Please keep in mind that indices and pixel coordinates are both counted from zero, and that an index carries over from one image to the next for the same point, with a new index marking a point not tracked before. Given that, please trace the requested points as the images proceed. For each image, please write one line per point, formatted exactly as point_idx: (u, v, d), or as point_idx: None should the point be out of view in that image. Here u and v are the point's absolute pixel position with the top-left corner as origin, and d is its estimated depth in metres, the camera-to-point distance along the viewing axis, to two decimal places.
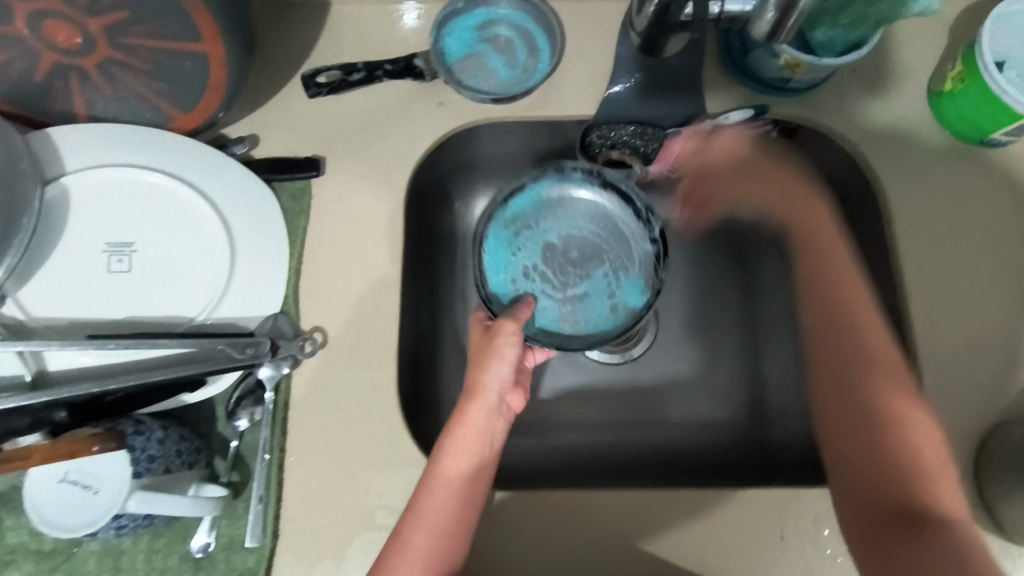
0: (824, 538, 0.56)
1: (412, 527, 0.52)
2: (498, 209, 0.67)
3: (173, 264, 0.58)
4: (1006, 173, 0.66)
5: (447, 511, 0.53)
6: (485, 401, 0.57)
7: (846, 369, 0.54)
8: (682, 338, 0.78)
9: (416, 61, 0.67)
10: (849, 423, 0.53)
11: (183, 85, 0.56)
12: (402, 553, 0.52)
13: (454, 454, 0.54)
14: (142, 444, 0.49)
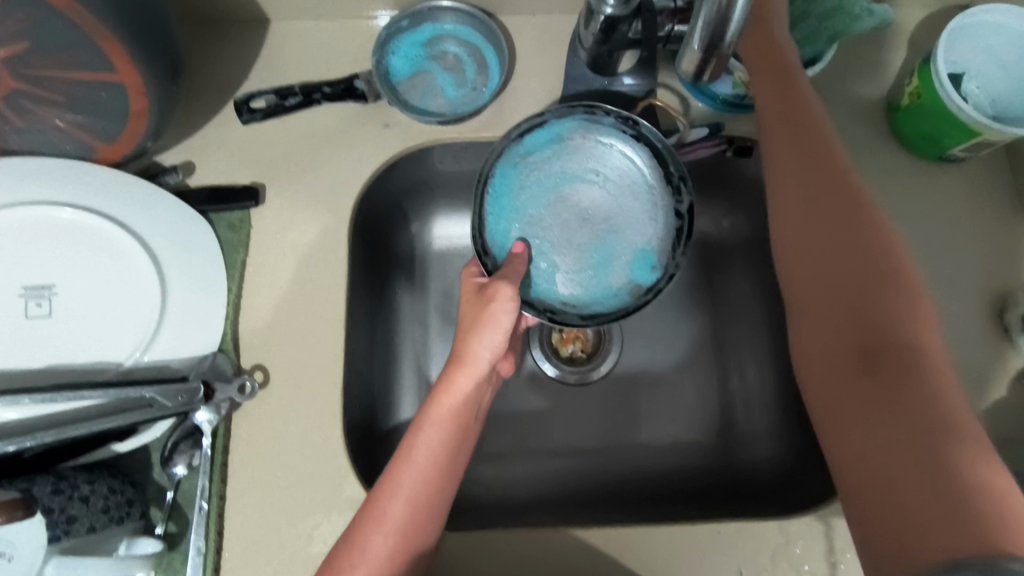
0: (783, 571, 0.55)
1: (371, 530, 0.49)
2: (515, 147, 0.63)
3: (99, 306, 0.55)
4: (967, 186, 0.64)
5: (414, 509, 0.50)
6: (472, 371, 0.55)
7: (833, 331, 0.45)
8: (649, 355, 0.76)
9: (358, 82, 0.64)
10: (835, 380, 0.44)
11: (102, 115, 0.53)
12: (358, 552, 0.48)
13: (431, 435, 0.52)
14: (61, 503, 0.47)
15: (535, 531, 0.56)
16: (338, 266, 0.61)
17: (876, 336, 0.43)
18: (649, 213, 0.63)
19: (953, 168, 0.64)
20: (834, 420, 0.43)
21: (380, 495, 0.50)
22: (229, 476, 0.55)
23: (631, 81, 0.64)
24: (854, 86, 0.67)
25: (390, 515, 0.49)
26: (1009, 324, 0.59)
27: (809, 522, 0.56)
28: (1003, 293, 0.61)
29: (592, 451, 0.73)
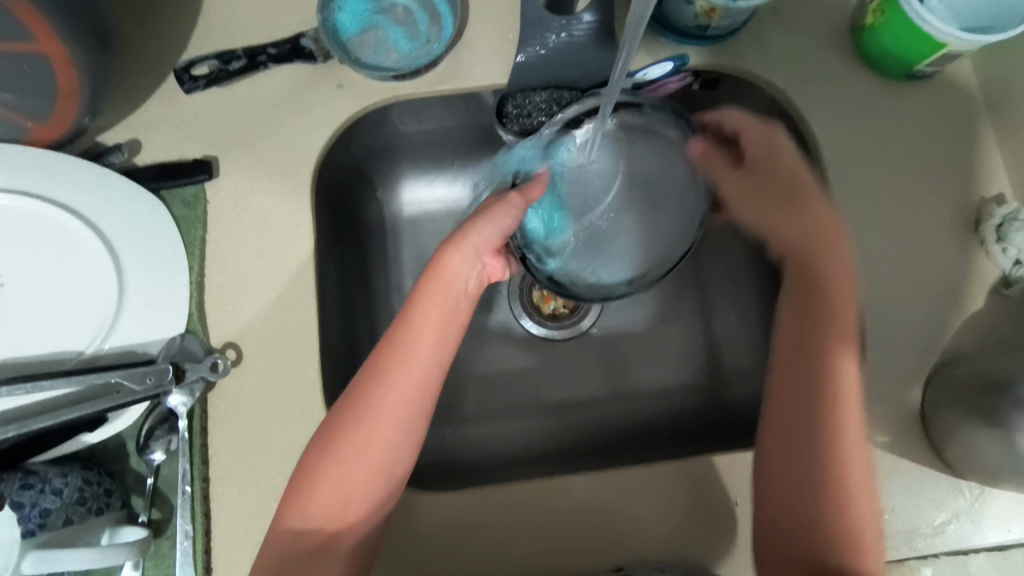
0: None
1: (346, 429, 0.50)
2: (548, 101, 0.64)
3: (55, 296, 0.53)
4: (936, 102, 0.63)
5: (393, 407, 0.50)
6: (460, 257, 0.54)
7: (800, 411, 0.51)
8: (631, 304, 0.75)
9: (304, 41, 0.61)
10: (799, 456, 0.50)
11: (31, 92, 0.50)
12: (335, 459, 0.49)
13: (418, 324, 0.52)
14: (32, 497, 0.46)
15: (530, 483, 0.56)
16: (302, 235, 0.59)
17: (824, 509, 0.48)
18: (665, 202, 0.64)
19: (922, 85, 0.63)
20: (778, 495, 0.50)
21: (358, 390, 0.51)
22: (211, 458, 0.54)
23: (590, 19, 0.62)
24: (818, 10, 0.65)
25: (371, 413, 0.50)
26: (985, 237, 0.59)
27: None
28: (977, 207, 0.60)
29: (582, 403, 0.73)
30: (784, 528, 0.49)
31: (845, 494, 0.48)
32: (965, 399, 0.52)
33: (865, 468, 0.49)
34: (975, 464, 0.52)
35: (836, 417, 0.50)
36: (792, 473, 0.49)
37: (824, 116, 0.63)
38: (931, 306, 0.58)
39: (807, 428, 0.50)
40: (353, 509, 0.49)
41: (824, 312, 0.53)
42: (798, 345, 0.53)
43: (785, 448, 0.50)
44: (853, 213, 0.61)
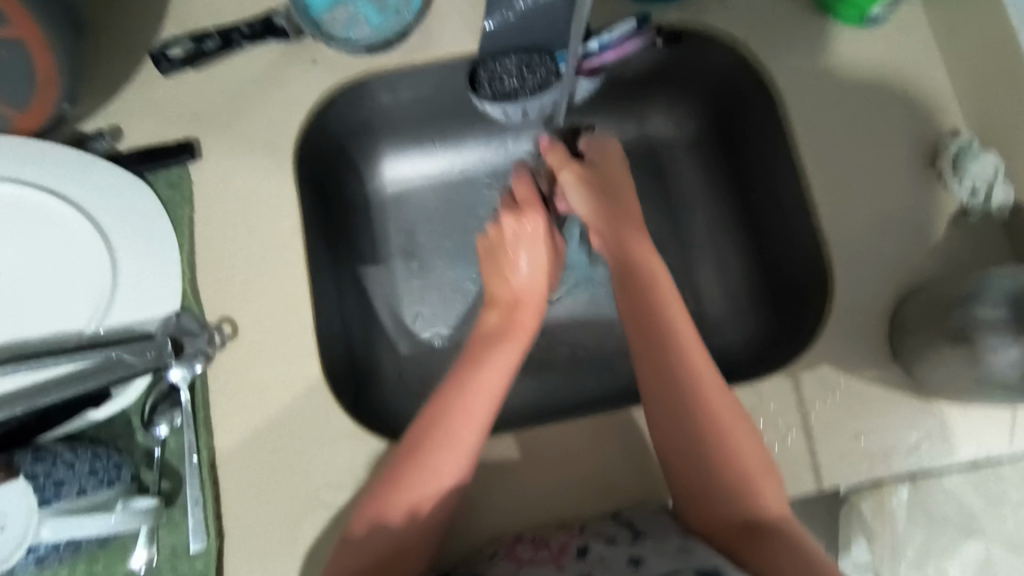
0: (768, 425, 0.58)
1: (438, 437, 0.51)
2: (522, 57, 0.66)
3: (49, 280, 0.54)
4: (889, 45, 0.66)
5: (473, 432, 0.52)
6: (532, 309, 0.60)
7: (678, 436, 0.52)
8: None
9: (277, 19, 0.62)
10: (693, 472, 0.51)
11: (9, 79, 0.51)
12: (422, 463, 0.50)
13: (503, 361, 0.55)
14: (45, 468, 0.47)
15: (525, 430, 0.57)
16: (288, 209, 0.60)
17: (707, 475, 0.51)
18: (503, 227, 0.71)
19: (875, 29, 0.66)
20: (694, 502, 0.51)
21: (439, 412, 0.52)
22: (215, 428, 0.56)
23: None
24: None
25: (457, 433, 0.51)
26: (941, 169, 0.62)
27: (778, 380, 0.59)
28: (933, 141, 0.63)
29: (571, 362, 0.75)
30: (711, 523, 0.51)
31: (744, 484, 0.50)
32: (929, 320, 0.55)
33: (751, 453, 0.51)
34: (942, 381, 0.55)
35: (711, 425, 0.51)
36: (701, 479, 0.51)
37: (783, 63, 0.66)
38: (897, 239, 0.61)
39: (686, 447, 0.51)
40: (424, 516, 0.50)
41: (662, 337, 0.54)
42: (657, 377, 0.53)
43: (677, 467, 0.52)
44: (816, 153, 0.63)
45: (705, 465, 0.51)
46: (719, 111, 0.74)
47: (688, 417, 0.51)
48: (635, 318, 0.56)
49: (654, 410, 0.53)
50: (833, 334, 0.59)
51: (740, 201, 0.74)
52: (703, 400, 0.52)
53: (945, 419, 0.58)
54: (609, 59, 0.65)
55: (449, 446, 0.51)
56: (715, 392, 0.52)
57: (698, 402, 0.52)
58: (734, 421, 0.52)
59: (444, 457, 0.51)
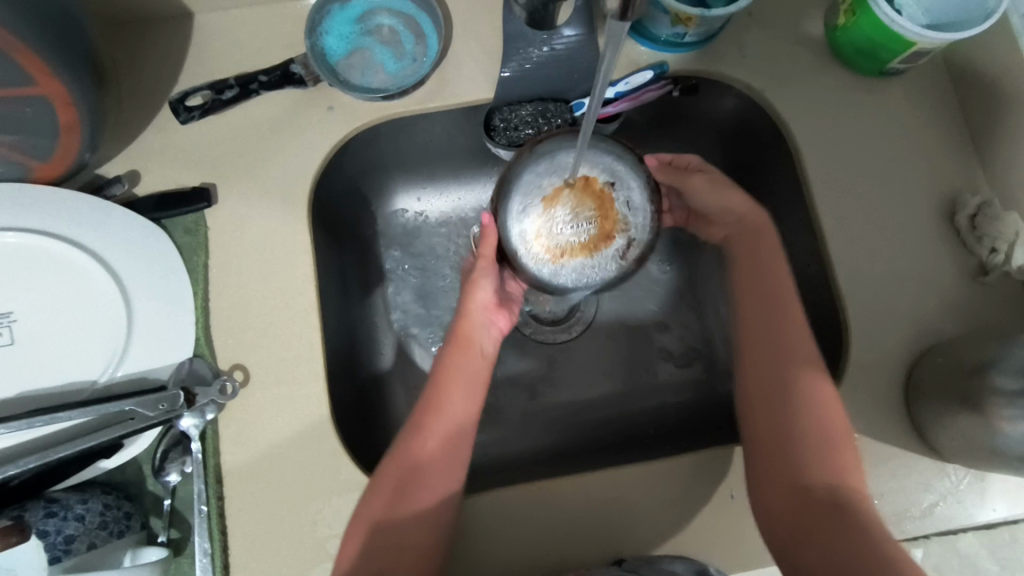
0: None
1: (410, 442, 0.55)
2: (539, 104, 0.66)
3: (65, 328, 0.55)
4: (908, 98, 0.65)
5: (450, 423, 0.57)
6: (476, 320, 0.61)
7: (774, 401, 0.54)
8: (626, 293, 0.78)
9: (294, 67, 0.63)
10: (782, 438, 0.52)
11: (30, 132, 0.51)
12: (398, 470, 0.54)
13: (454, 368, 0.59)
14: (56, 525, 0.48)
15: (529, 486, 0.57)
16: (302, 255, 0.61)
17: (786, 448, 0.52)
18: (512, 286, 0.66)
19: (895, 82, 0.66)
20: (773, 471, 0.52)
21: (411, 428, 0.56)
22: (224, 476, 0.56)
23: (571, 32, 0.63)
24: (792, 11, 0.67)
25: (432, 421, 0.56)
26: (960, 226, 0.61)
27: None
28: (952, 197, 0.63)
29: (581, 405, 0.74)
30: (777, 492, 0.51)
31: (829, 457, 0.51)
32: (945, 383, 0.54)
33: (842, 429, 0.52)
34: (959, 447, 0.54)
35: (803, 400, 0.53)
36: (780, 449, 0.52)
37: (801, 115, 0.65)
38: (915, 297, 0.60)
39: (776, 414, 0.53)
40: (416, 511, 0.52)
41: (768, 308, 0.58)
42: (754, 344, 0.57)
43: (765, 432, 0.54)
44: (833, 206, 0.63)
45: (785, 441, 0.52)
46: (735, 156, 0.74)
47: (783, 386, 0.54)
48: (750, 290, 0.59)
49: (755, 376, 0.56)
50: (850, 393, 0.58)
51: None
52: (796, 379, 0.54)
53: (960, 481, 0.57)
54: (624, 108, 0.66)
55: (414, 452, 0.55)
56: (812, 366, 0.54)
57: (789, 377, 0.54)
58: (828, 401, 0.53)
59: (432, 440, 0.55)
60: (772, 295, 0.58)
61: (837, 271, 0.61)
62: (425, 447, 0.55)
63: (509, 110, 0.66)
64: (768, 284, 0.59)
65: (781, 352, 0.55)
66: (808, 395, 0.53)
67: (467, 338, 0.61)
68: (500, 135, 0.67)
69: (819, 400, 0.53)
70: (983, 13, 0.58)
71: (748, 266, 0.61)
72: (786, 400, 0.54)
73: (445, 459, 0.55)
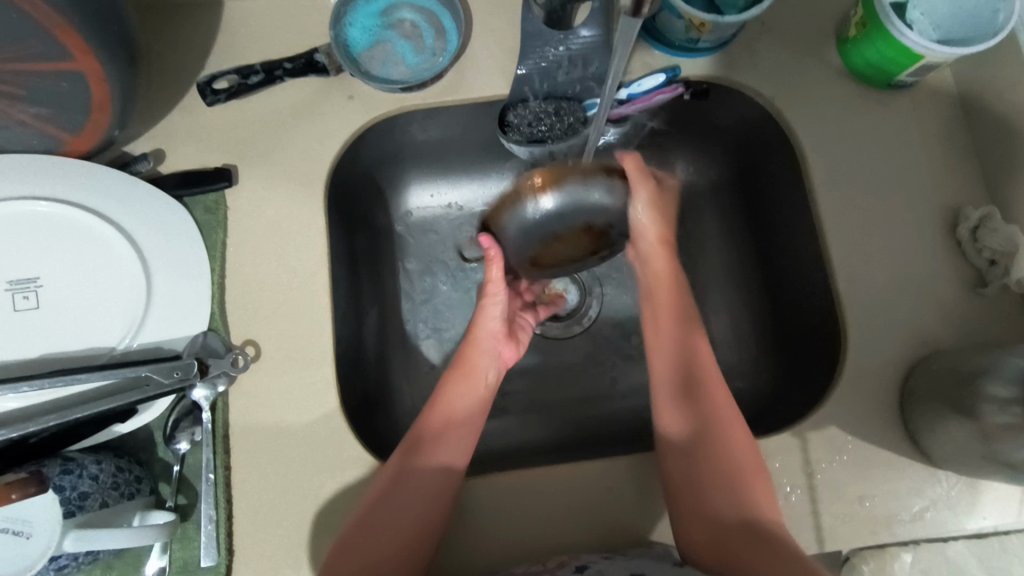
0: (777, 476, 0.58)
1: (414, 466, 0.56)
2: (552, 102, 0.68)
3: (87, 296, 0.57)
4: (916, 111, 0.66)
5: (460, 445, 0.59)
6: (484, 348, 0.65)
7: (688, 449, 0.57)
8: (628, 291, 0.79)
9: (318, 56, 0.65)
10: (699, 482, 0.55)
11: (64, 106, 0.54)
12: (398, 492, 0.55)
13: (457, 388, 0.62)
14: (72, 481, 0.49)
15: (531, 470, 0.58)
16: (317, 238, 0.63)
17: (698, 472, 0.55)
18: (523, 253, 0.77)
19: (903, 95, 0.67)
20: (692, 512, 0.54)
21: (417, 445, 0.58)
22: (232, 447, 0.58)
23: (588, 33, 0.64)
24: (805, 22, 0.69)
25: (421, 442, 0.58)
26: (961, 237, 0.62)
27: (786, 439, 0.59)
28: (954, 209, 0.64)
29: (580, 400, 0.75)
30: (706, 529, 0.53)
31: (746, 498, 0.54)
32: (939, 390, 0.55)
33: (751, 466, 0.55)
34: (951, 453, 0.55)
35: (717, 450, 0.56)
36: (698, 488, 0.55)
37: (809, 124, 0.66)
38: (914, 306, 0.61)
39: (696, 467, 0.56)
40: (415, 513, 0.54)
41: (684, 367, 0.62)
42: (675, 400, 0.61)
43: (685, 476, 0.55)
44: (836, 213, 0.64)
45: (702, 466, 0.56)
46: (742, 162, 0.75)
47: (697, 412, 0.59)
48: (670, 316, 0.65)
49: (676, 435, 0.58)
50: (844, 395, 0.60)
51: (758, 252, 0.75)
52: (708, 404, 0.59)
53: (953, 489, 0.57)
54: (635, 108, 0.68)
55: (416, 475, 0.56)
56: (721, 419, 0.58)
57: (701, 430, 0.58)
58: (731, 424, 0.57)
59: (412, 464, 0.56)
60: (683, 347, 0.63)
61: (837, 277, 0.62)
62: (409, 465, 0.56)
63: (522, 107, 0.68)
64: (689, 340, 0.63)
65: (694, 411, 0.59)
66: (713, 420, 0.58)
67: (471, 359, 0.65)
68: (513, 130, 0.68)
69: (719, 423, 0.58)
70: (992, 29, 0.59)
71: (682, 325, 0.65)
72: (699, 423, 0.58)
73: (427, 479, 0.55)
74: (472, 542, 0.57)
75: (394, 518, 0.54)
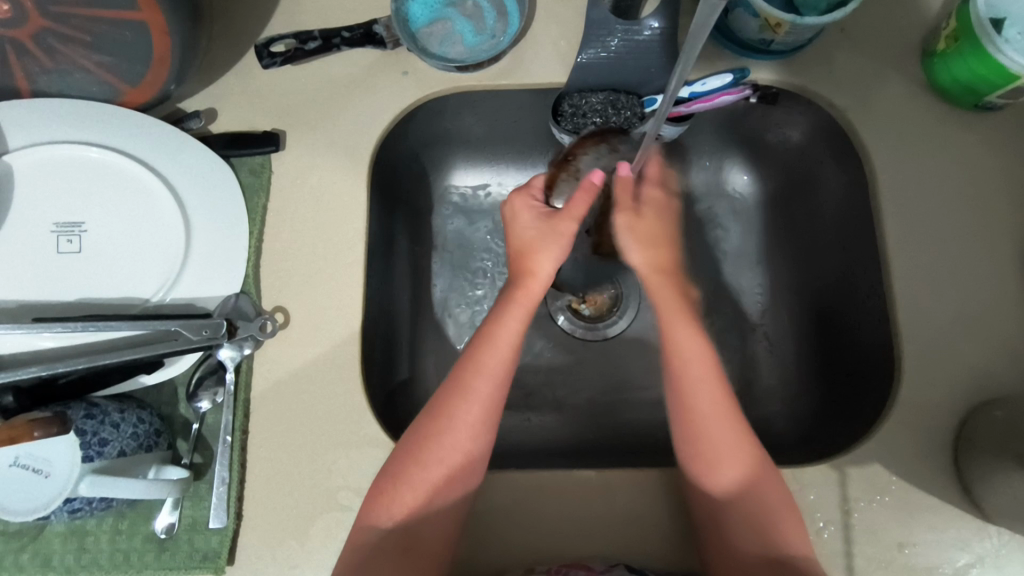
0: (812, 507, 0.54)
1: (430, 445, 0.52)
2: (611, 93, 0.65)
3: (128, 245, 0.57)
4: (1003, 137, 0.62)
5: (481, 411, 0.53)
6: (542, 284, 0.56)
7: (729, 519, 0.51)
8: None
9: (377, 28, 0.64)
10: (740, 535, 0.50)
11: (125, 56, 0.54)
12: (411, 478, 0.51)
13: (507, 331, 0.55)
14: (94, 427, 0.49)
15: (548, 474, 0.56)
16: (355, 212, 0.62)
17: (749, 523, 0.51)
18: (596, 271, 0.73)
19: (990, 118, 0.62)
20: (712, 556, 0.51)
21: (430, 427, 0.53)
22: (251, 411, 0.57)
23: (656, 24, 0.62)
24: (888, 32, 0.65)
25: (439, 445, 0.52)
26: None
27: (824, 471, 0.55)
28: None
29: (604, 406, 0.72)
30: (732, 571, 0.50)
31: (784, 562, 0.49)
32: (1001, 438, 0.51)
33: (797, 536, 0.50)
34: (1008, 510, 0.50)
35: (756, 505, 0.51)
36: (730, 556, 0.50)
37: (883, 141, 0.62)
38: (980, 345, 0.57)
39: (734, 524, 0.51)
40: (440, 506, 0.52)
41: (725, 412, 0.53)
42: (738, 454, 0.52)
43: (721, 531, 0.51)
44: (903, 238, 0.59)
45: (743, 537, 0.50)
46: (802, 174, 0.71)
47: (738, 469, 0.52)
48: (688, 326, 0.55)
49: (723, 487, 0.51)
50: (893, 432, 0.55)
51: (812, 271, 0.71)
52: (737, 460, 0.52)
53: (1006, 548, 0.53)
54: (697, 109, 0.63)
55: (433, 459, 0.52)
56: (772, 474, 0.52)
57: (752, 497, 0.51)
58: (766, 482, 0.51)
59: (424, 474, 0.52)
60: (697, 375, 0.54)
61: (899, 308, 0.58)
62: (421, 474, 0.52)
63: (578, 96, 0.65)
64: (693, 351, 0.54)
65: (740, 465, 0.52)
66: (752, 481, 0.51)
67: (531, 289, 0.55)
68: (567, 120, 0.65)
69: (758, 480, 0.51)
70: None
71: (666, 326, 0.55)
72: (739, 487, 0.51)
73: (433, 491, 0.52)
74: (485, 540, 0.55)
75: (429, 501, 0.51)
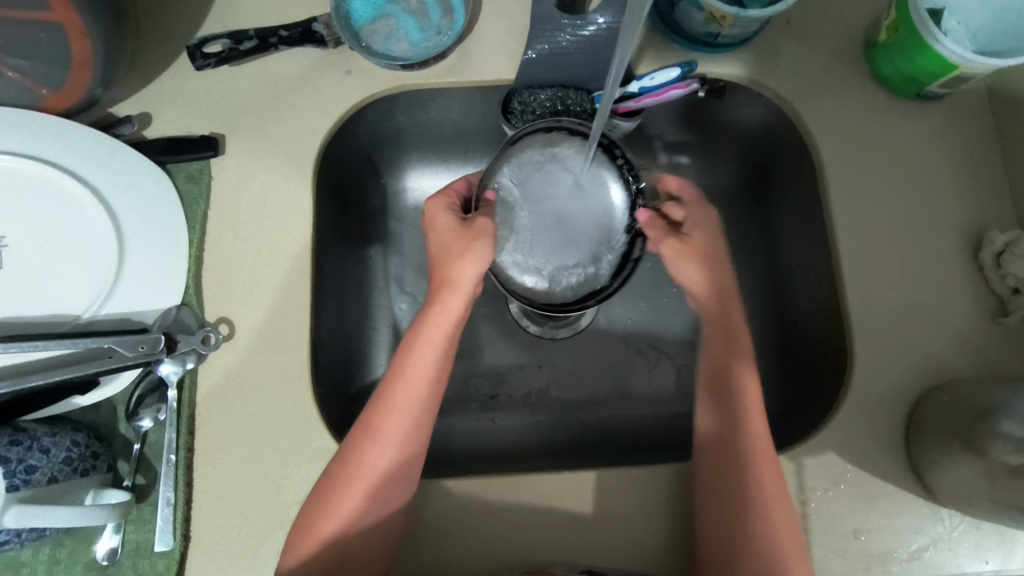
0: None
1: (378, 416, 0.54)
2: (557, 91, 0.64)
3: (56, 259, 0.55)
4: (945, 125, 0.63)
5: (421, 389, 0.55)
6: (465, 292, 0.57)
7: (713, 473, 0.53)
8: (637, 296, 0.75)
9: (316, 25, 0.62)
10: (717, 490, 0.52)
11: (43, 60, 0.51)
12: (372, 440, 0.53)
13: (440, 312, 0.56)
14: (19, 454, 0.47)
15: (509, 477, 0.55)
16: (301, 217, 0.60)
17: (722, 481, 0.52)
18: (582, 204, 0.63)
19: (932, 107, 0.63)
20: (711, 523, 0.51)
21: (372, 408, 0.54)
22: (197, 428, 0.55)
23: (602, 20, 0.61)
24: (833, 22, 0.65)
25: (366, 451, 0.52)
26: (984, 262, 0.58)
27: (781, 463, 0.55)
28: (979, 232, 0.60)
29: (568, 405, 0.72)
30: (722, 543, 0.51)
31: (765, 513, 0.51)
32: (948, 422, 0.51)
33: (774, 491, 0.51)
34: (958, 492, 0.51)
35: (743, 463, 0.52)
36: (716, 510, 0.52)
37: (830, 131, 0.62)
38: (928, 331, 0.58)
39: (716, 489, 0.52)
40: (399, 470, 0.53)
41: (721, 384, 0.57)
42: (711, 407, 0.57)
43: (705, 489, 0.53)
44: (852, 228, 0.60)
45: (724, 501, 0.52)
46: (756, 168, 0.72)
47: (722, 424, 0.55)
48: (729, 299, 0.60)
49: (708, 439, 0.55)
50: (847, 420, 0.56)
51: (768, 263, 0.71)
52: (729, 424, 0.54)
53: (958, 529, 0.54)
54: (647, 104, 0.63)
55: (374, 437, 0.53)
56: (754, 433, 0.54)
57: (731, 446, 0.53)
58: (756, 446, 0.53)
59: (353, 489, 0.51)
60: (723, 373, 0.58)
61: (848, 296, 0.59)
62: (372, 450, 0.52)
63: (524, 92, 0.64)
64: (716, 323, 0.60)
65: (725, 425, 0.55)
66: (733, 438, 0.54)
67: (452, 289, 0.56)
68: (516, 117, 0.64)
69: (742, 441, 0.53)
70: None
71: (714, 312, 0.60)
72: (722, 446, 0.54)
73: (386, 462, 0.52)
74: (441, 550, 0.54)
75: (369, 471, 0.52)
